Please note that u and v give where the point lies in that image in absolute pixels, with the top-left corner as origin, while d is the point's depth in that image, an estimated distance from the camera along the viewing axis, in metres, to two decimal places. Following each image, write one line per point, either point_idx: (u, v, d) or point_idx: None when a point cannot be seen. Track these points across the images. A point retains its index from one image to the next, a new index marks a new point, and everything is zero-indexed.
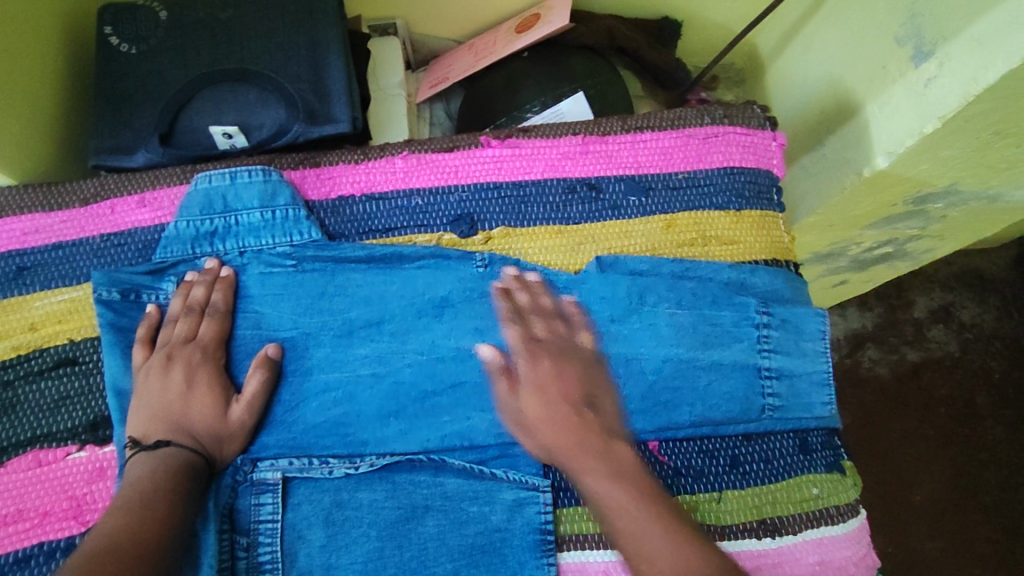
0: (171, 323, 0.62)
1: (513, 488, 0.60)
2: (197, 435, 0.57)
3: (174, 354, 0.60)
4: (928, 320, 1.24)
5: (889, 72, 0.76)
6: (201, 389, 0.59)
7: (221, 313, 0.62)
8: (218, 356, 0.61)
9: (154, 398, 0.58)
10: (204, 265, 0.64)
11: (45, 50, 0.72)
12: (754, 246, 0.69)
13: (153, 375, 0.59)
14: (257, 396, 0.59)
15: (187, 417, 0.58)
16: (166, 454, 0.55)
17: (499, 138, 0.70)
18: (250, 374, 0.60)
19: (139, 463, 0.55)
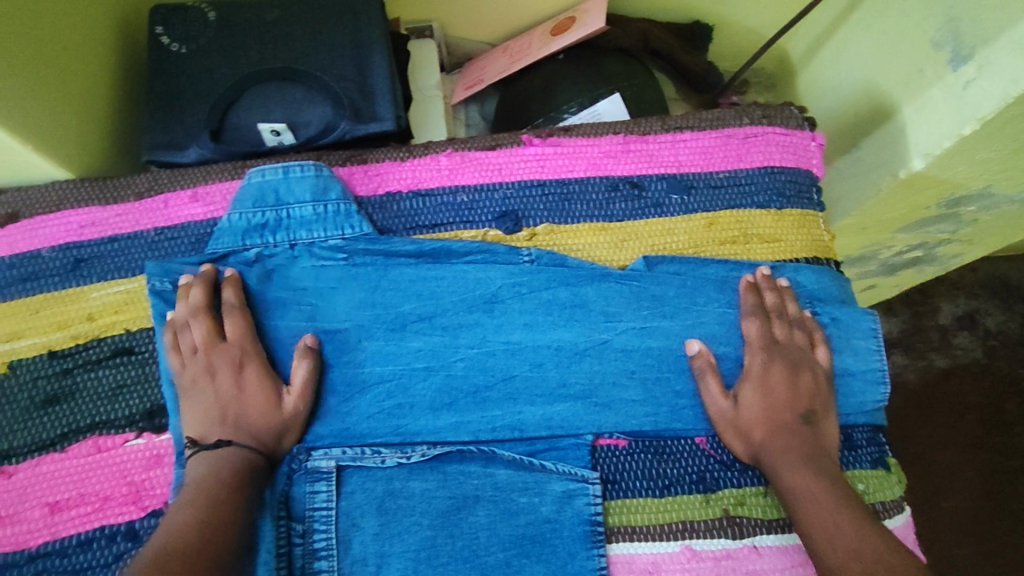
0: (188, 330, 0.61)
1: (562, 479, 0.61)
2: (258, 434, 0.59)
3: (213, 357, 0.60)
4: (954, 327, 1.24)
5: (926, 76, 0.77)
6: (250, 385, 0.60)
7: (241, 309, 0.63)
8: (253, 350, 0.62)
9: (209, 401, 0.59)
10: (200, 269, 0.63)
11: (98, 47, 0.74)
12: (795, 244, 0.70)
13: (199, 380, 0.60)
14: (306, 385, 0.61)
15: (244, 413, 0.59)
16: (228, 454, 0.57)
17: (542, 136, 0.71)
18: (295, 365, 0.61)
19: (202, 463, 0.57)
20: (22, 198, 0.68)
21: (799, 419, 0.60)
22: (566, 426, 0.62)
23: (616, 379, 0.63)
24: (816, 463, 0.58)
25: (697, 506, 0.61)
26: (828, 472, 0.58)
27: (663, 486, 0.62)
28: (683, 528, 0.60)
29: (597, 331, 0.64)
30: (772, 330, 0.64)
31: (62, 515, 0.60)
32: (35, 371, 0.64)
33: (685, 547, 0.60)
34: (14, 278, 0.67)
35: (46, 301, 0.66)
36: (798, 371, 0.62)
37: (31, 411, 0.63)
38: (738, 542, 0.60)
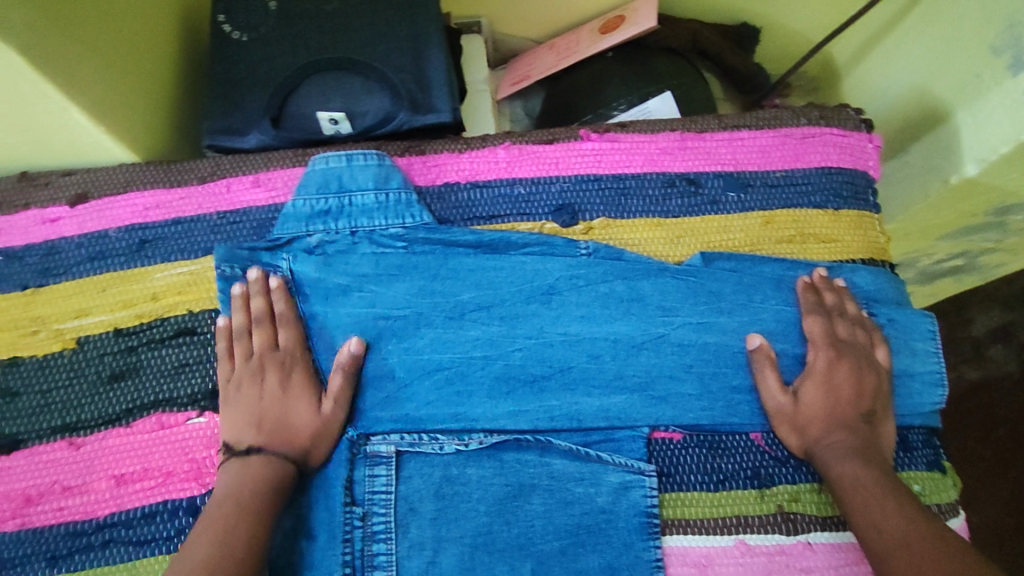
0: (243, 337, 0.62)
1: (619, 471, 0.61)
2: (295, 438, 0.59)
3: (264, 362, 0.62)
4: (987, 340, 1.17)
5: (983, 81, 0.76)
6: (295, 393, 0.61)
7: (293, 319, 0.63)
8: (304, 356, 0.63)
9: (253, 404, 0.60)
10: (250, 275, 0.64)
11: (162, 34, 0.75)
12: (852, 245, 0.70)
13: (247, 385, 0.61)
14: (343, 391, 0.61)
15: (285, 419, 0.60)
16: (259, 462, 0.58)
17: (600, 132, 0.72)
18: (334, 370, 0.62)
19: (232, 471, 0.58)
20: (91, 178, 0.69)
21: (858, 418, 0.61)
22: (622, 418, 0.62)
23: (673, 373, 0.63)
24: (874, 461, 0.58)
25: (751, 502, 0.62)
26: (887, 471, 0.58)
27: (718, 481, 0.62)
28: (737, 523, 0.61)
29: (655, 326, 0.65)
30: (835, 327, 0.64)
31: (129, 488, 0.62)
32: (102, 348, 0.66)
33: (739, 541, 0.60)
34: (82, 256, 0.68)
35: (110, 280, 0.67)
36: (861, 373, 0.62)
37: (98, 386, 0.65)
38: (792, 539, 0.60)
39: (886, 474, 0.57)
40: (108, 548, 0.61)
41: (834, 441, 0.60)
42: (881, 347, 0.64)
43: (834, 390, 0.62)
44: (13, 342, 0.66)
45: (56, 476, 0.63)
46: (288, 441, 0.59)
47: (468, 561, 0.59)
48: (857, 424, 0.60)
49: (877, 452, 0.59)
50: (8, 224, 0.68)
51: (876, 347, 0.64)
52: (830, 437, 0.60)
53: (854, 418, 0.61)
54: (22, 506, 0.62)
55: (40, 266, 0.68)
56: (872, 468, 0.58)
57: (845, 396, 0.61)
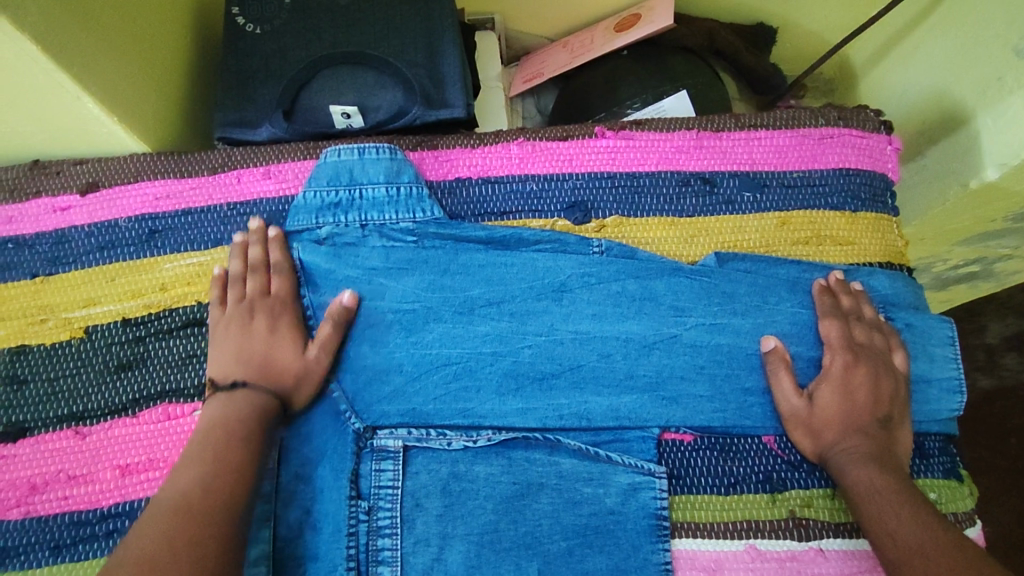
0: (236, 282, 0.63)
1: (628, 472, 0.60)
2: (277, 378, 0.59)
3: (254, 306, 0.62)
4: (1001, 348, 1.15)
5: (1005, 83, 0.74)
6: (282, 336, 0.61)
7: (287, 268, 0.64)
8: (293, 304, 0.63)
9: (239, 343, 0.60)
10: (251, 226, 0.65)
11: (176, 25, 0.75)
12: (869, 248, 0.69)
13: (234, 326, 0.61)
14: (329, 338, 0.61)
15: (269, 358, 0.60)
16: (241, 397, 0.58)
17: (614, 129, 0.71)
18: (324, 320, 0.62)
19: (215, 405, 0.58)
20: (101, 167, 0.68)
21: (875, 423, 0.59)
22: (632, 418, 0.61)
23: (685, 373, 0.63)
24: (892, 468, 0.57)
25: (762, 506, 0.61)
26: (904, 477, 0.57)
27: (729, 484, 0.61)
28: (747, 527, 0.60)
29: (667, 325, 0.64)
30: (851, 331, 0.63)
31: (133, 478, 0.62)
32: (109, 338, 0.66)
33: (749, 546, 0.59)
34: (92, 245, 0.68)
35: (119, 270, 0.67)
36: (878, 378, 0.61)
37: (104, 375, 0.65)
38: (804, 545, 0.59)
39: (904, 481, 0.56)
40: (112, 538, 0.60)
41: (849, 446, 0.59)
42: (899, 352, 0.63)
43: (851, 395, 0.60)
44: (21, 330, 0.66)
45: (61, 464, 0.62)
46: (268, 377, 0.59)
47: (474, 559, 0.58)
48: (873, 429, 0.59)
49: (892, 458, 0.58)
50: (19, 212, 0.68)
51: (894, 352, 0.63)
52: (846, 442, 0.59)
53: (871, 423, 0.59)
54: (27, 494, 0.62)
55: (50, 255, 0.68)
56: (890, 474, 0.56)
57: (863, 400, 0.60)
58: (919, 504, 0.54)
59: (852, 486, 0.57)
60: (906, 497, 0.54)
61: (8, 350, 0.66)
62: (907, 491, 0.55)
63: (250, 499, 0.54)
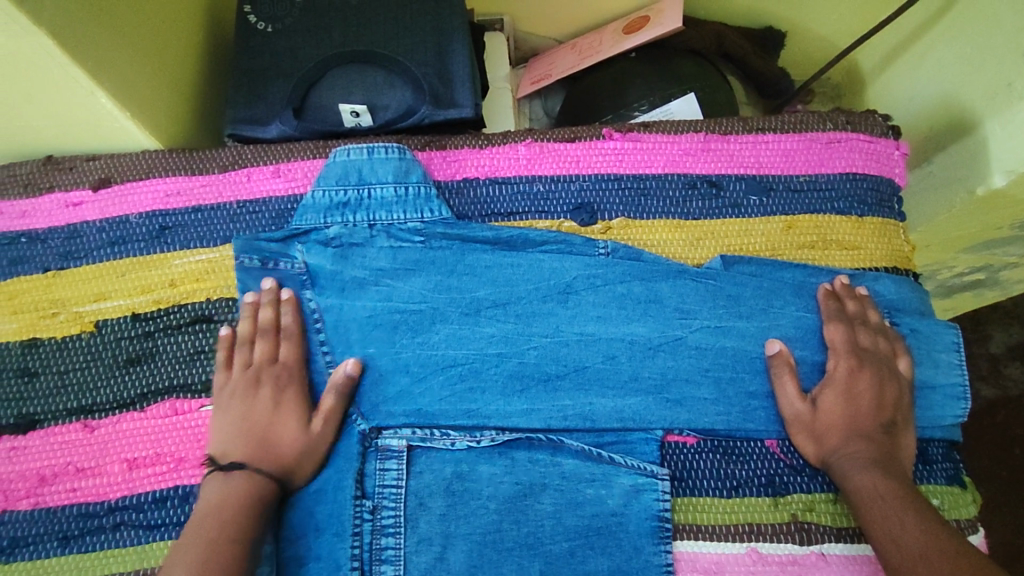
0: (244, 346, 0.63)
1: (631, 474, 0.60)
2: (281, 454, 0.59)
3: (261, 375, 0.62)
4: (1006, 357, 1.14)
5: (1014, 90, 0.74)
6: (287, 409, 0.61)
7: (295, 335, 0.63)
8: (301, 374, 0.63)
9: (243, 416, 0.60)
10: (262, 284, 0.64)
11: (188, 23, 0.76)
12: (875, 253, 0.69)
13: (239, 395, 0.61)
14: (333, 412, 0.61)
15: (272, 433, 0.60)
16: (241, 477, 0.57)
17: (622, 131, 0.71)
18: (329, 390, 0.61)
19: (215, 483, 0.57)
20: (114, 163, 0.69)
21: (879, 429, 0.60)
22: (636, 420, 0.62)
23: (690, 376, 0.63)
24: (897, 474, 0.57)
25: (764, 510, 0.61)
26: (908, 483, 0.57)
27: (732, 487, 0.61)
28: (749, 530, 0.60)
29: (672, 328, 0.64)
30: (856, 336, 0.63)
31: (141, 472, 0.62)
32: (119, 332, 0.66)
33: (751, 549, 0.59)
34: (103, 241, 0.68)
35: (130, 266, 0.68)
36: (883, 383, 0.61)
37: (114, 369, 0.65)
38: (805, 549, 0.60)
39: (908, 487, 0.56)
40: (119, 530, 0.61)
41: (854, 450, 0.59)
42: (904, 357, 0.63)
43: (855, 400, 0.61)
44: (33, 323, 0.67)
45: (70, 457, 0.63)
46: (271, 459, 0.59)
47: (476, 558, 0.58)
48: (878, 435, 0.59)
49: (895, 465, 0.58)
50: (32, 206, 0.69)
51: (899, 357, 0.63)
52: (850, 447, 0.59)
53: (876, 429, 0.59)
54: (37, 485, 0.63)
55: (62, 249, 0.68)
56: (894, 479, 0.57)
57: (868, 406, 0.60)
58: (922, 511, 0.54)
59: (856, 490, 0.57)
60: (910, 503, 0.55)
61: (19, 342, 0.67)
62: (911, 497, 0.55)
63: None
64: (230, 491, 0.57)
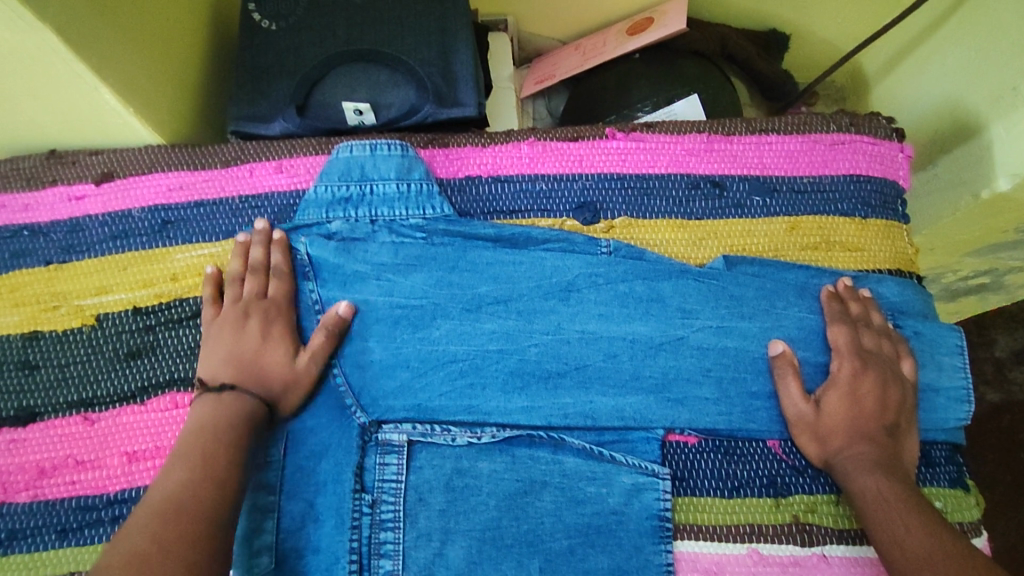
0: (234, 282, 0.63)
1: (632, 472, 0.60)
2: (269, 384, 0.60)
3: (249, 308, 0.62)
4: (1011, 362, 1.14)
5: (1020, 94, 0.73)
6: (274, 343, 0.61)
7: (286, 274, 0.64)
8: (289, 311, 0.63)
9: (230, 346, 0.60)
10: (256, 225, 0.64)
11: (192, 19, 0.76)
12: (878, 255, 0.69)
13: (227, 328, 0.61)
14: (322, 348, 0.61)
15: (259, 365, 0.60)
16: (230, 398, 0.58)
17: (625, 131, 0.71)
18: (318, 328, 0.62)
19: (204, 405, 0.58)
20: (116, 158, 0.69)
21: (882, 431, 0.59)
22: (637, 419, 0.62)
23: (691, 376, 0.63)
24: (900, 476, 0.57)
25: (766, 510, 0.60)
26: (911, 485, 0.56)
27: (733, 487, 0.61)
28: (751, 531, 0.60)
29: (674, 327, 0.64)
30: (859, 338, 0.63)
31: (141, 465, 0.62)
32: (120, 326, 0.66)
33: (752, 550, 0.59)
34: (105, 235, 0.68)
35: (132, 260, 0.68)
36: (886, 385, 0.61)
37: (114, 363, 0.65)
38: (807, 550, 0.59)
39: (911, 489, 0.56)
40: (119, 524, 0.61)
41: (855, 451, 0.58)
42: (907, 360, 0.63)
43: (859, 402, 0.60)
44: (34, 316, 0.67)
45: (70, 450, 0.63)
46: (260, 382, 0.59)
47: (476, 555, 0.58)
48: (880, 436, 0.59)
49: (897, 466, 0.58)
50: (34, 200, 0.69)
51: (902, 359, 0.63)
52: (852, 449, 0.58)
53: (878, 431, 0.59)
54: (36, 478, 0.63)
55: (64, 242, 0.68)
56: (897, 481, 0.56)
57: (870, 408, 0.60)
58: (924, 512, 0.54)
59: (859, 492, 0.57)
60: (912, 504, 0.54)
61: (20, 336, 0.67)
62: (913, 499, 0.55)
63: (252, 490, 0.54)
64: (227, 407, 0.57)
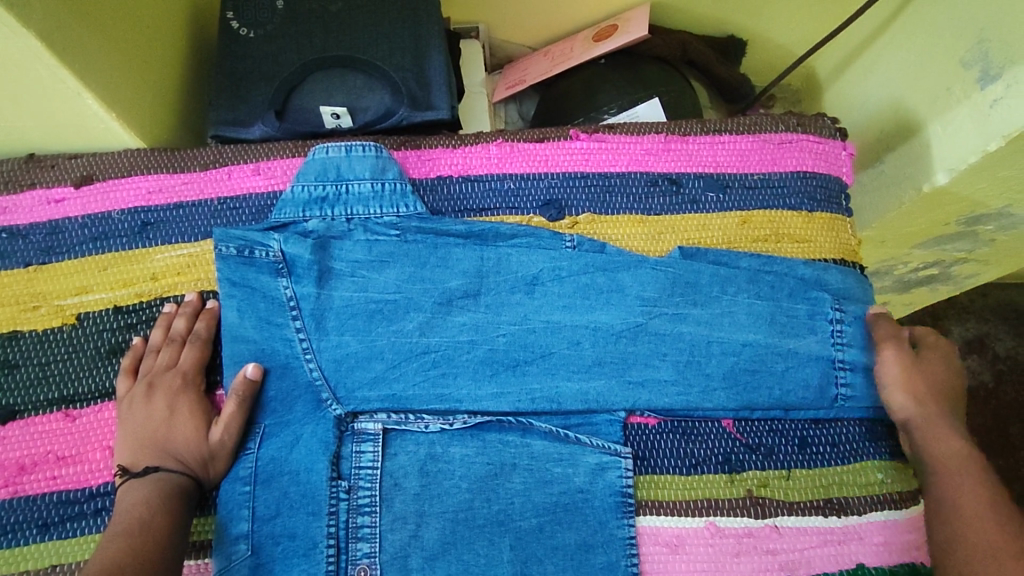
0: (152, 353, 0.66)
1: (596, 453, 0.64)
2: (181, 458, 0.61)
3: (157, 381, 0.64)
4: (962, 350, 1.20)
5: (953, 94, 0.79)
6: (182, 416, 0.63)
7: (202, 340, 0.67)
8: (197, 381, 0.66)
9: (139, 426, 0.63)
10: (186, 297, 0.69)
11: (172, 27, 0.78)
12: (823, 246, 0.74)
13: (136, 403, 0.63)
14: (232, 418, 0.62)
15: (168, 441, 0.62)
16: (154, 479, 0.59)
17: (588, 132, 0.75)
18: (229, 397, 0.63)
19: (131, 488, 0.59)
20: (95, 161, 0.71)
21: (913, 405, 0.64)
22: (601, 402, 0.65)
23: (651, 361, 0.66)
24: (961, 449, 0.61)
25: (721, 486, 0.65)
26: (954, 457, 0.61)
27: (691, 465, 0.65)
28: (707, 506, 0.64)
29: (634, 315, 0.67)
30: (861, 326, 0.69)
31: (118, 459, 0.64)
32: (102, 324, 0.68)
33: (709, 523, 0.63)
34: (85, 236, 0.70)
35: (112, 261, 0.70)
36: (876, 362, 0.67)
37: (97, 360, 0.68)
38: (760, 522, 0.64)
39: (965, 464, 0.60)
40: (99, 516, 0.63)
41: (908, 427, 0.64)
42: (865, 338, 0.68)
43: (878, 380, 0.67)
44: (14, 316, 0.68)
45: (50, 446, 0.65)
46: (183, 440, 0.62)
47: (449, 535, 0.61)
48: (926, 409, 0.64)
49: None
50: (13, 203, 0.70)
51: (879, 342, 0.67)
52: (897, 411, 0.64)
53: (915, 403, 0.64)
54: (16, 474, 0.64)
55: (44, 245, 0.70)
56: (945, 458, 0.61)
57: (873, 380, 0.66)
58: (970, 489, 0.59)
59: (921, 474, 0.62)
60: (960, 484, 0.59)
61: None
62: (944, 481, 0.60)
63: (186, 514, 0.59)
64: (159, 484, 0.59)
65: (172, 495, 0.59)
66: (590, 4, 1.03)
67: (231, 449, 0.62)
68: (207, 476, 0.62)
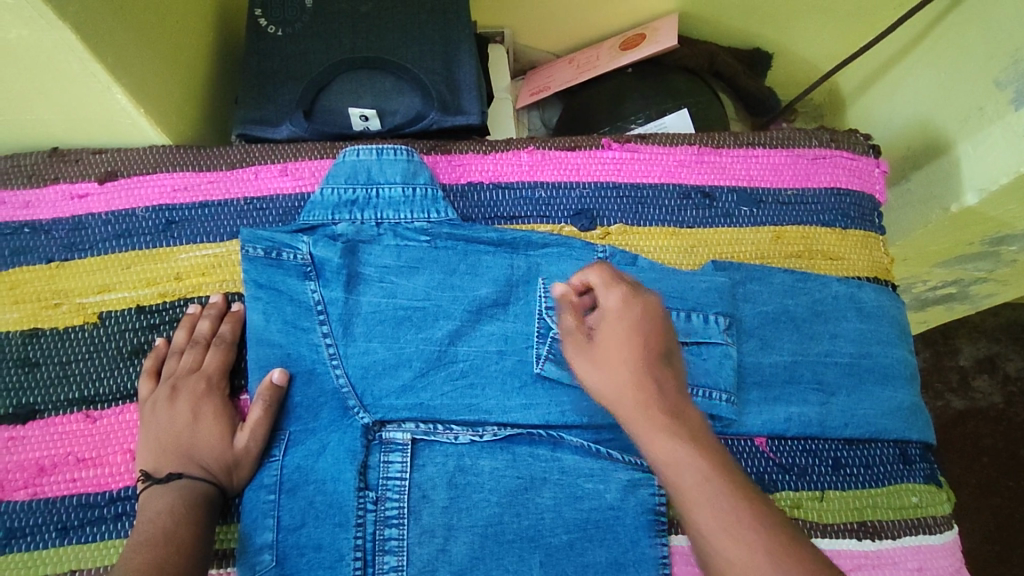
0: (176, 355, 0.65)
1: (628, 469, 0.63)
2: (206, 465, 0.60)
3: (179, 384, 0.63)
4: (974, 369, 1.19)
5: (986, 114, 0.78)
6: (206, 421, 0.62)
7: (227, 344, 0.65)
8: (221, 386, 0.64)
9: (162, 429, 0.61)
10: (210, 299, 0.67)
11: (200, 24, 0.77)
12: (857, 264, 0.73)
13: (159, 407, 0.62)
14: (258, 423, 0.60)
15: (194, 446, 0.61)
16: (179, 486, 0.58)
17: (621, 141, 0.74)
18: (255, 402, 0.61)
19: (155, 495, 0.58)
20: (121, 157, 0.70)
21: (617, 358, 0.54)
22: None
23: None
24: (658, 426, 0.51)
25: None
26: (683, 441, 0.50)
27: None
28: None
29: None
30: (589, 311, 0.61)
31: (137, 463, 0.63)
32: (123, 324, 0.67)
33: None
34: (108, 234, 0.69)
35: (136, 259, 0.68)
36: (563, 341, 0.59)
37: (118, 360, 0.66)
38: None
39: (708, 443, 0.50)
40: (120, 521, 0.61)
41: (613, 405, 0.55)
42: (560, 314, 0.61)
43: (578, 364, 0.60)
44: (34, 313, 0.67)
45: (70, 448, 0.63)
46: (208, 446, 0.61)
47: (477, 550, 0.60)
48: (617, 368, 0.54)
49: None
50: (36, 197, 0.69)
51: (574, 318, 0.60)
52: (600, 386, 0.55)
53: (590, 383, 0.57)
54: (35, 476, 0.62)
55: (66, 241, 0.68)
56: (639, 426, 0.52)
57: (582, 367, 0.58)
58: (701, 452, 0.49)
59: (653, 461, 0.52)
60: (672, 445, 0.50)
61: (20, 333, 0.66)
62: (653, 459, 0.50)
63: (210, 525, 0.57)
64: (184, 491, 0.58)
65: (195, 504, 0.57)
66: (617, 12, 1.03)
67: (255, 456, 0.61)
68: (231, 484, 0.60)
